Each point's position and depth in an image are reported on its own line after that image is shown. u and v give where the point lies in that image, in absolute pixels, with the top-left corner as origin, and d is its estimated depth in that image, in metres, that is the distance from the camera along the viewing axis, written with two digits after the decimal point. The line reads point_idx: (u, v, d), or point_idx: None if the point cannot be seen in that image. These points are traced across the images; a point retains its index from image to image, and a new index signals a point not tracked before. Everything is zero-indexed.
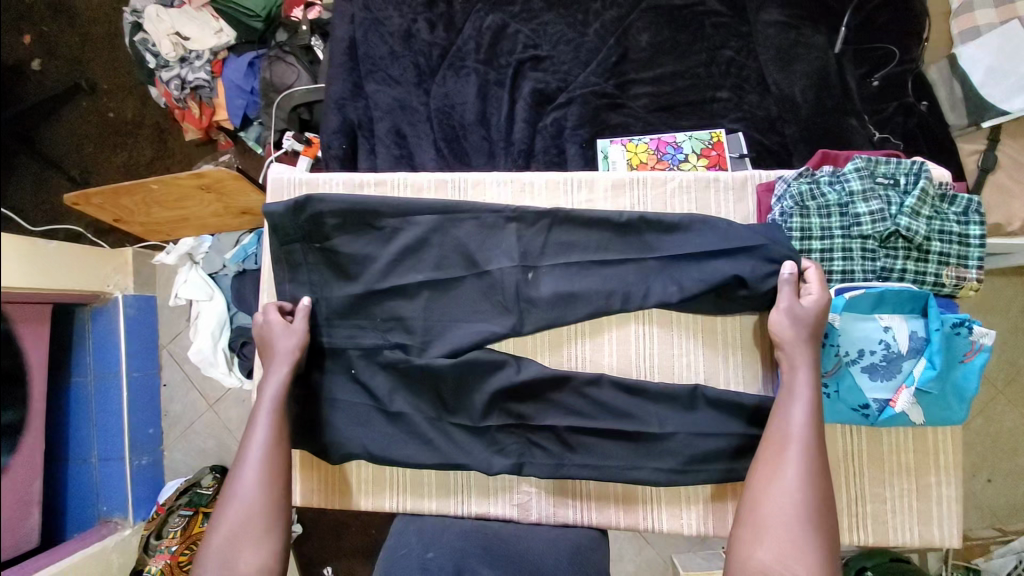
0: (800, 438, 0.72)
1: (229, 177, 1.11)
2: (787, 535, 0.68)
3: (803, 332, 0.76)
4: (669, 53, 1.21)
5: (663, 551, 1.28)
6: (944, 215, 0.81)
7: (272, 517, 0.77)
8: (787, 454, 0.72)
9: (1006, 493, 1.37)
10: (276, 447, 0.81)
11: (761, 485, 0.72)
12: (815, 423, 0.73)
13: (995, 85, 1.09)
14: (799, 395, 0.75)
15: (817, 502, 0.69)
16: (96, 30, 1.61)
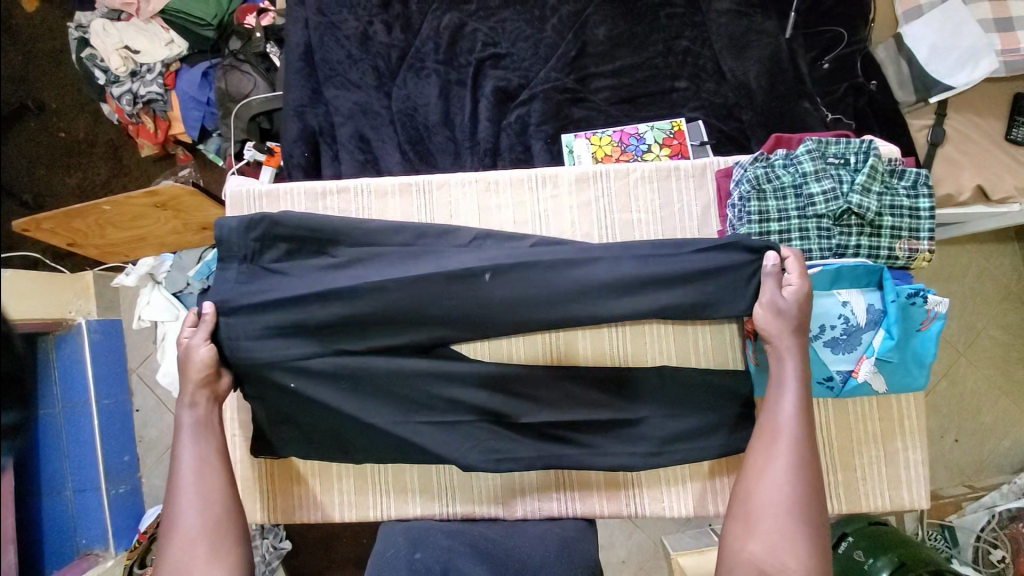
0: (789, 429, 0.73)
1: (183, 191, 1.08)
2: (777, 524, 0.68)
3: (791, 324, 0.76)
4: (626, 45, 1.22)
5: (653, 534, 1.30)
6: (894, 191, 0.84)
7: (222, 542, 0.75)
8: (777, 445, 0.73)
9: (972, 450, 1.44)
10: (211, 471, 0.79)
11: (752, 476, 0.72)
12: (804, 413, 0.74)
13: (940, 63, 1.12)
14: (788, 388, 0.75)
15: (806, 491, 0.70)
16: (40, 48, 1.55)
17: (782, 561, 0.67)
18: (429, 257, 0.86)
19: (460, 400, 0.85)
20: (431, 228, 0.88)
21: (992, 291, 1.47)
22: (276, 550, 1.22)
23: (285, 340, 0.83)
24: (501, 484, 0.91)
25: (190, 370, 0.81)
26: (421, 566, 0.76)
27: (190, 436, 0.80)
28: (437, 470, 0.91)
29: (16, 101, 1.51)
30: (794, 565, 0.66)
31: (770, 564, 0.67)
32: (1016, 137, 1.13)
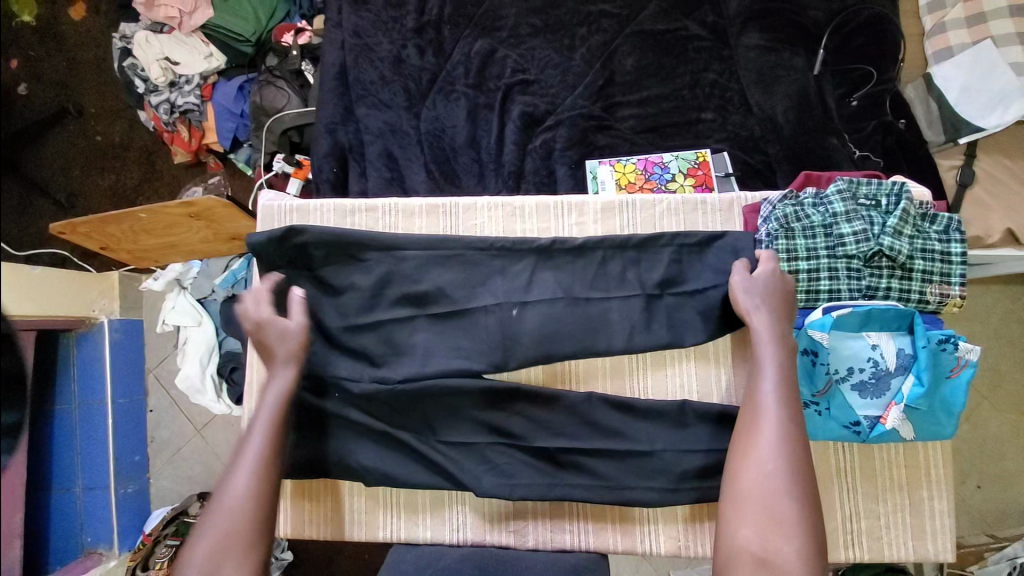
0: (771, 409, 0.71)
1: (219, 205, 1.10)
2: (768, 511, 0.66)
3: (767, 304, 0.77)
4: (653, 76, 1.24)
5: (661, 567, 1.28)
6: (926, 233, 0.82)
7: (262, 528, 0.73)
8: (761, 427, 0.70)
9: (996, 498, 1.41)
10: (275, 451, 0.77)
11: (739, 464, 0.70)
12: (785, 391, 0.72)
13: (969, 104, 1.13)
14: (766, 367, 0.73)
15: (796, 470, 0.67)
16: (83, 54, 1.61)
17: (777, 546, 0.64)
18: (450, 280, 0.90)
19: (476, 419, 0.87)
20: (451, 264, 0.91)
21: (1019, 333, 1.44)
22: (280, 560, 1.25)
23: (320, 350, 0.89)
24: (512, 511, 0.89)
25: (273, 342, 0.82)
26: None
27: (269, 407, 0.79)
28: (449, 493, 0.90)
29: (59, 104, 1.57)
30: (792, 551, 0.63)
31: (765, 551, 0.64)
32: None
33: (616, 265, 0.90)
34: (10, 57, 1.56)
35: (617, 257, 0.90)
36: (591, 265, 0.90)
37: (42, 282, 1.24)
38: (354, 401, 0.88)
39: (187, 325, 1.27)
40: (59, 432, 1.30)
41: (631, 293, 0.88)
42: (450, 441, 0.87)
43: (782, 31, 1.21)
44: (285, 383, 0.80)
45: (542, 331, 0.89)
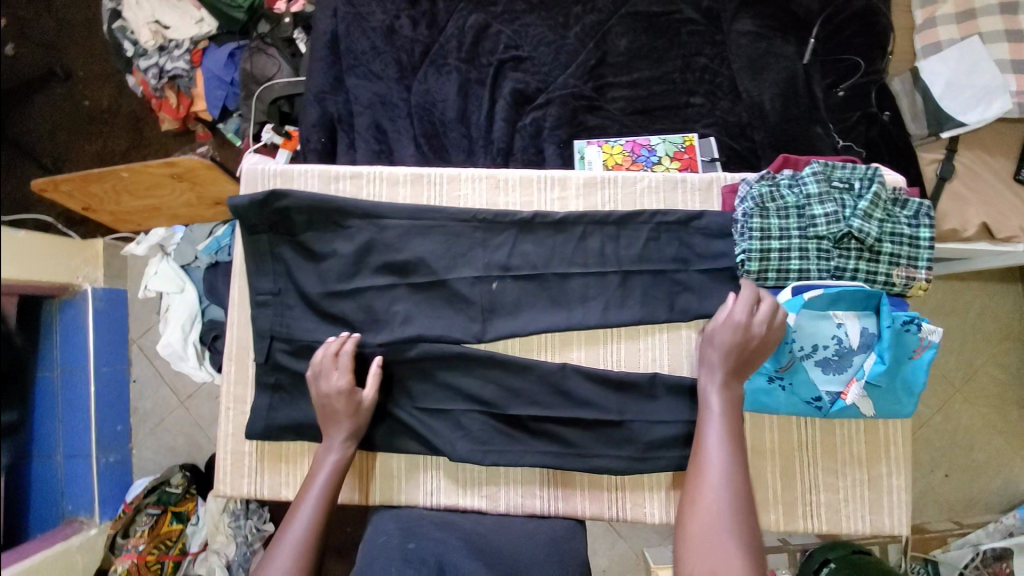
0: (719, 458, 0.72)
1: (200, 166, 1.09)
2: (711, 547, 0.65)
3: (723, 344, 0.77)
4: (646, 58, 1.24)
5: (635, 544, 1.39)
6: (896, 219, 0.83)
7: None
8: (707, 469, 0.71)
9: (962, 487, 1.47)
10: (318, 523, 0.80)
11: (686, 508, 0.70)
12: (731, 439, 0.73)
13: (954, 98, 1.14)
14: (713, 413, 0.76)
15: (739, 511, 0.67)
16: (72, 16, 1.58)
17: None
18: (428, 259, 0.91)
19: (453, 386, 0.89)
20: (433, 235, 0.91)
21: (992, 329, 1.49)
22: (258, 531, 1.32)
23: (308, 317, 0.92)
24: (486, 477, 0.90)
25: (340, 409, 0.85)
26: (414, 556, 0.76)
27: (328, 473, 0.84)
28: (424, 458, 0.91)
29: (46, 67, 1.55)
30: None
31: None
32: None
33: (595, 240, 0.91)
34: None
35: (597, 232, 0.91)
36: (571, 240, 0.91)
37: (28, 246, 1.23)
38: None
39: (170, 292, 1.25)
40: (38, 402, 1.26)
41: (607, 271, 0.90)
42: (426, 407, 0.89)
43: (775, 19, 1.21)
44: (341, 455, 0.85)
45: (519, 303, 0.90)
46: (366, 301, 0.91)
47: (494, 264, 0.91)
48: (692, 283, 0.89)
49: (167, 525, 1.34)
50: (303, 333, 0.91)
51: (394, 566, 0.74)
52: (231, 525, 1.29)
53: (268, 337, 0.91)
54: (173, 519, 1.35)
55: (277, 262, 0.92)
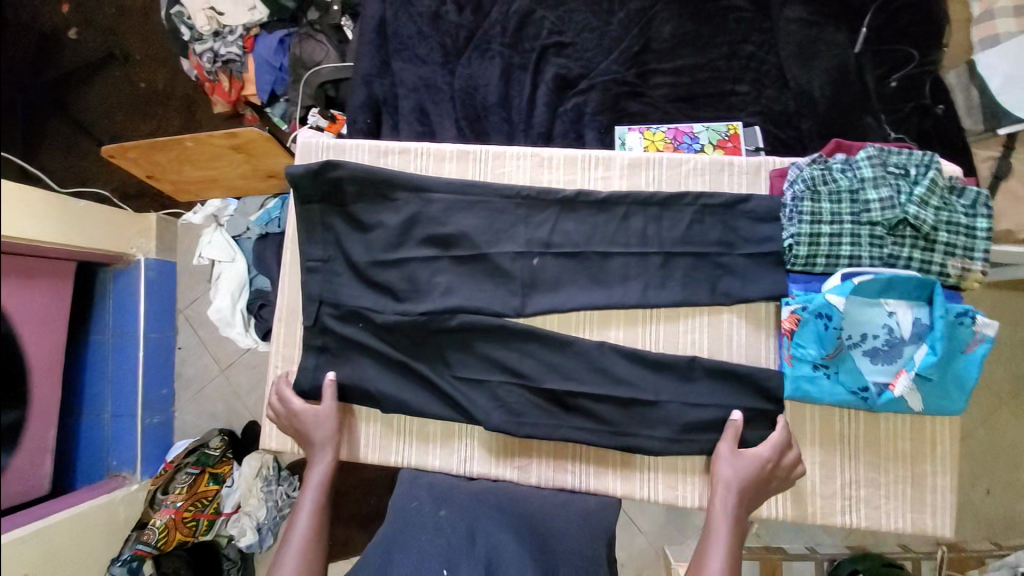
0: None
1: (259, 138, 1.15)
2: None
3: (738, 475, 0.80)
4: (691, 45, 1.23)
5: (655, 542, 1.40)
6: (954, 207, 0.81)
7: None
8: None
9: (1002, 505, 1.41)
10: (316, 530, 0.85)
11: None
12: (728, 566, 0.77)
13: (1013, 93, 1.08)
14: (718, 537, 0.79)
15: None
16: (132, 3, 1.67)
17: None
18: (471, 233, 0.93)
19: (490, 358, 0.90)
20: (478, 210, 0.93)
21: None
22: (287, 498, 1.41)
23: (354, 286, 0.95)
24: (519, 449, 0.92)
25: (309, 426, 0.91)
26: (445, 524, 0.80)
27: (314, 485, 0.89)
28: (460, 426, 0.93)
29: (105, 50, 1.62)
30: None
31: None
32: None
33: (638, 221, 0.91)
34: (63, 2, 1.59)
35: (640, 212, 0.91)
36: (613, 219, 0.91)
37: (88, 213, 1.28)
38: (379, 330, 0.93)
39: (222, 262, 1.31)
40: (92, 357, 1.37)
41: (649, 252, 0.90)
42: (464, 377, 0.91)
43: (826, 7, 1.19)
44: (326, 465, 0.90)
45: (559, 279, 0.91)
46: (411, 271, 0.93)
47: (537, 241, 0.92)
48: (735, 267, 0.88)
49: (204, 484, 1.39)
50: (348, 301, 0.94)
51: (425, 532, 0.78)
52: (263, 489, 1.37)
53: (316, 303, 0.95)
54: (210, 480, 1.40)
55: (326, 231, 0.96)
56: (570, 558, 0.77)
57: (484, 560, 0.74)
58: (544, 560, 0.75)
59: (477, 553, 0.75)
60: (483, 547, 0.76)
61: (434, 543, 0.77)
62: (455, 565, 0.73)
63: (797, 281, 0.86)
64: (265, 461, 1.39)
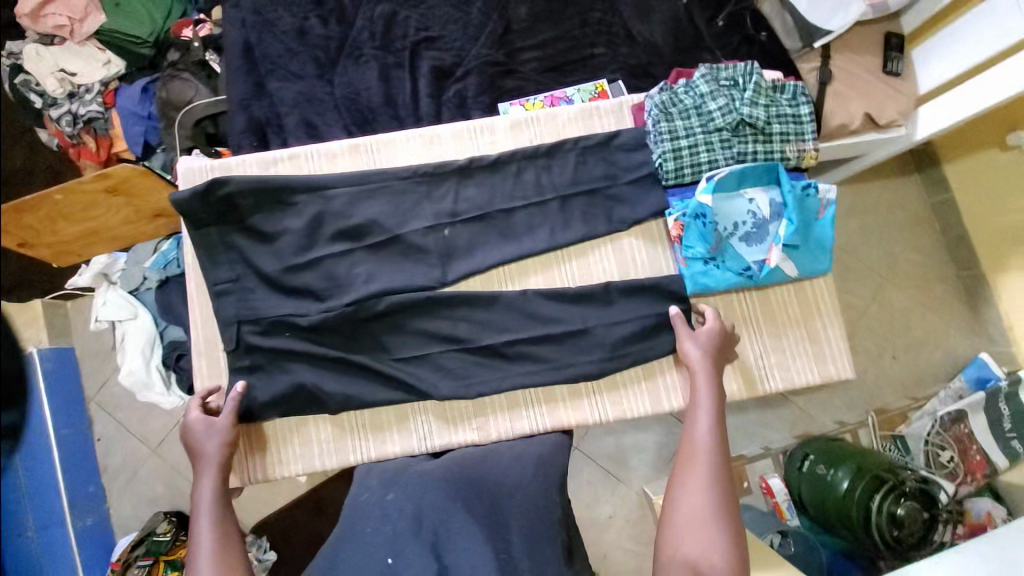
0: (707, 443, 0.80)
1: (134, 173, 1.13)
2: (703, 525, 0.74)
3: (704, 351, 0.88)
4: (547, 20, 1.34)
5: (634, 485, 1.45)
6: (778, 103, 0.96)
7: None
8: (697, 457, 0.80)
9: (909, 365, 1.59)
10: (227, 546, 0.79)
11: (679, 489, 0.78)
12: (717, 426, 0.82)
13: (818, 10, 1.22)
14: (702, 404, 0.84)
15: (723, 497, 0.76)
16: None
17: (712, 555, 0.72)
18: (378, 219, 0.96)
19: (425, 330, 0.94)
20: (379, 196, 0.96)
21: (903, 219, 1.64)
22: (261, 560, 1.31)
23: (274, 297, 0.94)
24: (473, 409, 0.95)
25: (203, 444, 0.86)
26: (393, 510, 0.77)
27: (209, 506, 0.82)
28: (410, 405, 0.95)
29: None
30: (723, 559, 0.71)
31: (702, 560, 0.72)
32: (893, 70, 1.26)
33: (530, 174, 0.98)
34: None
35: (530, 166, 0.98)
36: (508, 177, 0.98)
37: None
38: (308, 333, 0.93)
39: (122, 320, 1.23)
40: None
41: (547, 199, 0.97)
42: (404, 356, 0.93)
43: None
44: (218, 482, 0.84)
45: (472, 243, 0.96)
46: (328, 268, 0.95)
47: (443, 212, 0.96)
48: (621, 195, 0.98)
49: (161, 574, 1.26)
50: (271, 313, 0.94)
51: (373, 521, 0.76)
52: None
53: (235, 324, 0.93)
54: (166, 567, 1.27)
55: (231, 251, 0.94)
56: (516, 514, 0.78)
57: (431, 537, 0.72)
58: (493, 523, 0.75)
59: (424, 536, 0.72)
60: (430, 526, 0.74)
61: (380, 532, 0.74)
62: (401, 549, 0.71)
63: (674, 195, 0.97)
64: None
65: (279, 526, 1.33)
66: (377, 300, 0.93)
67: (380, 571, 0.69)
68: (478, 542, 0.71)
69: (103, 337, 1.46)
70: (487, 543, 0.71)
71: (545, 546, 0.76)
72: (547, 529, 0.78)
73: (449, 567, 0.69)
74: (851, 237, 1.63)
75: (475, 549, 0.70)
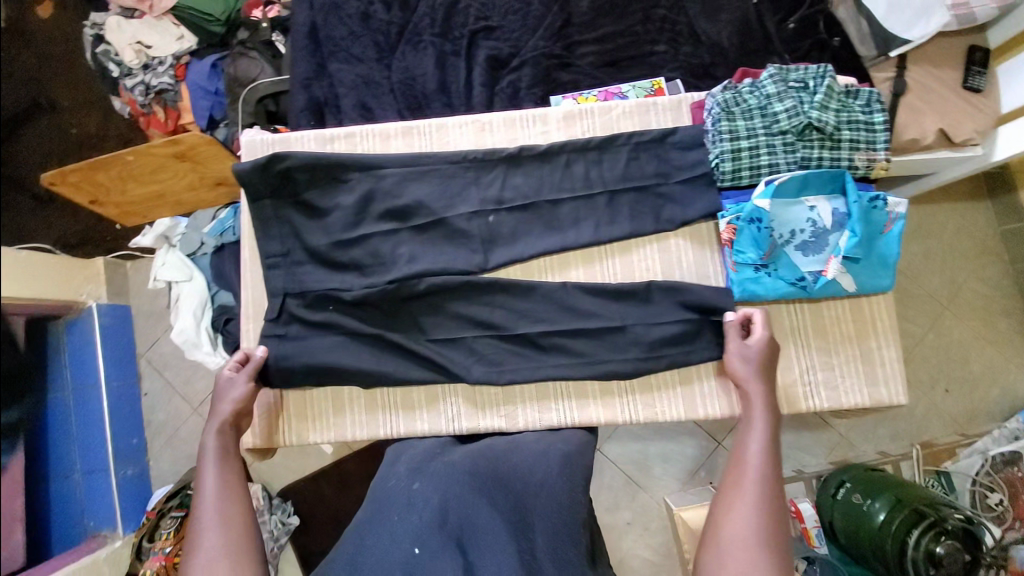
0: (755, 466, 0.77)
1: (202, 142, 1.18)
2: (745, 548, 0.70)
3: (754, 366, 0.85)
4: (608, 15, 1.32)
5: (656, 495, 1.41)
6: (850, 108, 0.92)
7: (241, 554, 0.76)
8: (745, 480, 0.76)
9: (963, 401, 1.49)
10: (234, 498, 0.80)
11: (723, 511, 0.75)
12: (769, 451, 0.79)
13: (897, 17, 1.16)
14: (754, 426, 0.81)
15: (771, 524, 0.72)
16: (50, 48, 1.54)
17: None
18: (426, 201, 0.96)
19: (462, 315, 0.94)
20: (429, 179, 0.97)
21: (969, 245, 1.54)
22: (284, 526, 1.33)
23: (320, 270, 0.96)
24: (502, 397, 0.95)
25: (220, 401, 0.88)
26: (418, 500, 0.76)
27: (215, 461, 0.83)
28: (442, 387, 0.96)
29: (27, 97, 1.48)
30: None
31: None
32: (975, 84, 1.18)
33: (580, 167, 0.97)
34: None
35: (580, 159, 0.97)
36: (557, 168, 0.97)
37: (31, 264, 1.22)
38: (349, 308, 0.95)
39: (178, 282, 1.28)
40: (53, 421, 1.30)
41: (594, 193, 0.96)
42: (440, 338, 0.94)
43: None
44: (227, 438, 0.86)
45: (516, 232, 0.96)
46: (373, 245, 0.96)
47: (489, 198, 0.97)
48: (671, 194, 0.96)
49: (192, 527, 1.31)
50: (316, 285, 0.96)
51: (398, 508, 0.76)
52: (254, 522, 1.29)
53: (282, 295, 0.96)
54: None
55: (285, 223, 0.97)
56: (542, 514, 0.75)
57: (457, 530, 0.72)
58: (517, 522, 0.74)
59: (449, 530, 0.72)
60: (456, 519, 0.73)
61: (407, 522, 0.73)
62: (427, 539, 0.70)
63: (730, 197, 0.95)
64: (255, 493, 1.31)
65: (305, 490, 1.39)
66: (418, 281, 0.94)
67: (405, 561, 0.68)
68: (503, 542, 0.70)
69: (160, 297, 1.54)
70: (511, 543, 0.70)
71: (569, 550, 0.73)
72: (571, 533, 0.75)
73: (474, 564, 0.69)
74: (910, 259, 1.54)
75: (500, 549, 0.69)
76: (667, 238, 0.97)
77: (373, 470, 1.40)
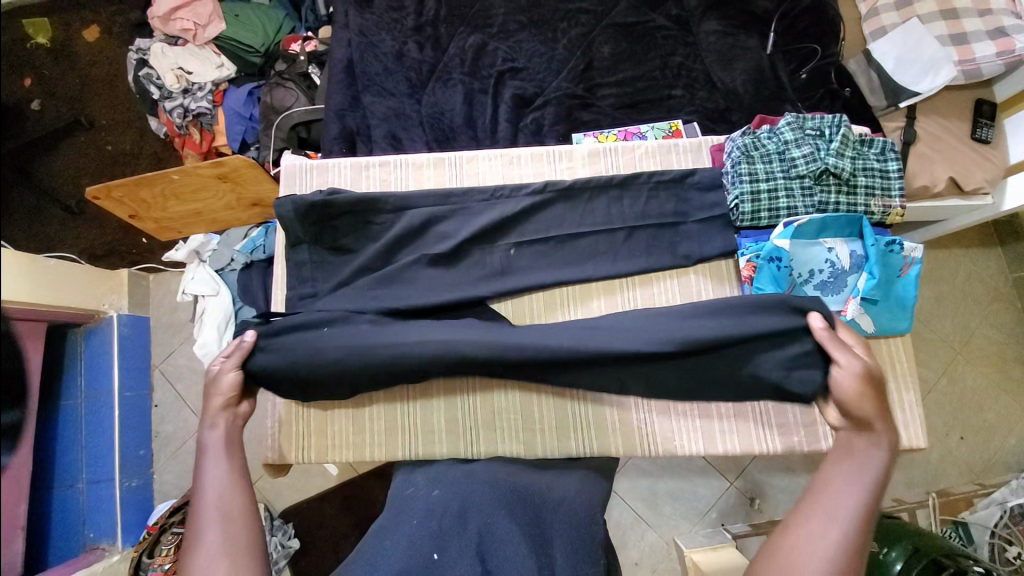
0: (843, 513, 0.68)
1: (243, 165, 1.22)
2: None
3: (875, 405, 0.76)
4: (628, 61, 1.40)
5: (665, 534, 1.39)
6: (865, 157, 0.97)
7: (241, 545, 0.70)
8: (828, 517, 0.68)
9: (978, 449, 1.47)
10: (234, 489, 0.75)
11: (788, 545, 0.67)
12: (865, 499, 0.69)
13: (905, 72, 1.22)
14: (859, 471, 0.72)
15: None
16: (96, 72, 1.65)
17: None
18: (451, 229, 1.00)
19: None
20: (456, 208, 1.01)
21: (981, 292, 1.55)
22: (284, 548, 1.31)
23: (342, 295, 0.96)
24: (521, 422, 0.96)
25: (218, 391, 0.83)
26: (436, 507, 0.77)
27: (213, 453, 0.78)
28: (462, 405, 0.97)
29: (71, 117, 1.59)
30: None
31: None
32: (981, 136, 1.22)
33: (602, 202, 1.01)
34: (25, 77, 1.60)
35: (602, 195, 1.01)
36: (579, 204, 1.01)
37: (58, 273, 1.26)
38: None
39: (206, 295, 1.33)
40: (65, 425, 1.32)
41: (615, 228, 0.99)
42: None
43: (737, 18, 1.37)
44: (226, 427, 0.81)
45: (538, 263, 0.99)
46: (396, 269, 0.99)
47: (514, 229, 1.00)
48: (691, 233, 1.00)
49: None
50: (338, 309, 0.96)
51: (416, 516, 0.76)
52: None
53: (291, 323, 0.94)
54: None
55: (316, 245, 0.98)
56: (560, 531, 0.76)
57: (477, 537, 0.71)
58: (536, 533, 0.74)
59: (469, 534, 0.72)
60: (476, 526, 0.73)
61: (423, 527, 0.73)
62: (446, 545, 0.70)
63: (748, 237, 0.98)
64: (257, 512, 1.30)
65: (308, 512, 1.38)
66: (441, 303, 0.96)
67: (425, 565, 0.68)
68: (521, 549, 0.69)
69: (179, 310, 1.56)
70: (531, 555, 0.69)
71: (587, 564, 0.73)
72: (589, 549, 0.75)
73: (492, 570, 0.68)
74: (922, 305, 1.54)
75: (519, 559, 0.68)
76: (687, 274, 1.00)
77: (378, 495, 1.39)
